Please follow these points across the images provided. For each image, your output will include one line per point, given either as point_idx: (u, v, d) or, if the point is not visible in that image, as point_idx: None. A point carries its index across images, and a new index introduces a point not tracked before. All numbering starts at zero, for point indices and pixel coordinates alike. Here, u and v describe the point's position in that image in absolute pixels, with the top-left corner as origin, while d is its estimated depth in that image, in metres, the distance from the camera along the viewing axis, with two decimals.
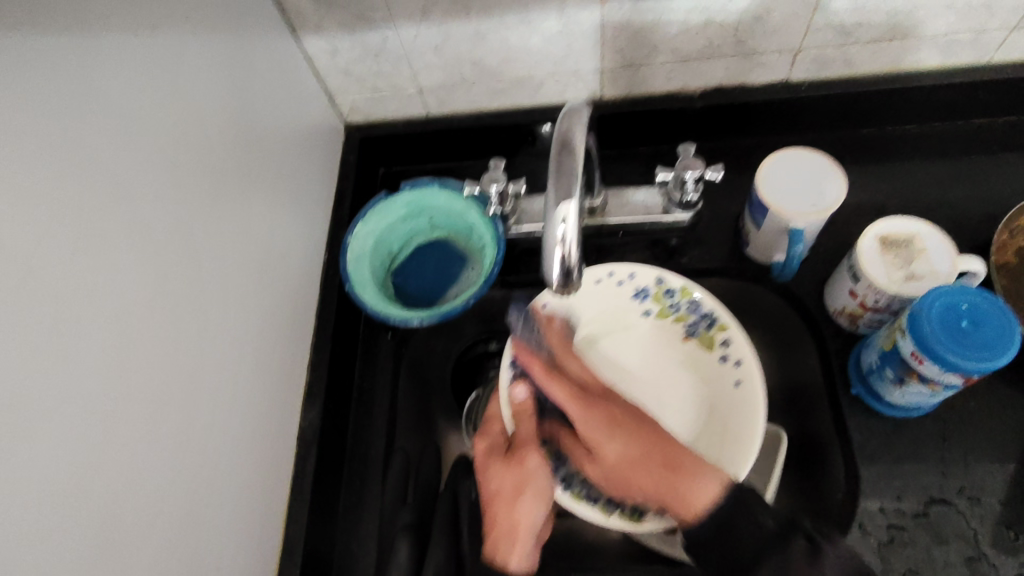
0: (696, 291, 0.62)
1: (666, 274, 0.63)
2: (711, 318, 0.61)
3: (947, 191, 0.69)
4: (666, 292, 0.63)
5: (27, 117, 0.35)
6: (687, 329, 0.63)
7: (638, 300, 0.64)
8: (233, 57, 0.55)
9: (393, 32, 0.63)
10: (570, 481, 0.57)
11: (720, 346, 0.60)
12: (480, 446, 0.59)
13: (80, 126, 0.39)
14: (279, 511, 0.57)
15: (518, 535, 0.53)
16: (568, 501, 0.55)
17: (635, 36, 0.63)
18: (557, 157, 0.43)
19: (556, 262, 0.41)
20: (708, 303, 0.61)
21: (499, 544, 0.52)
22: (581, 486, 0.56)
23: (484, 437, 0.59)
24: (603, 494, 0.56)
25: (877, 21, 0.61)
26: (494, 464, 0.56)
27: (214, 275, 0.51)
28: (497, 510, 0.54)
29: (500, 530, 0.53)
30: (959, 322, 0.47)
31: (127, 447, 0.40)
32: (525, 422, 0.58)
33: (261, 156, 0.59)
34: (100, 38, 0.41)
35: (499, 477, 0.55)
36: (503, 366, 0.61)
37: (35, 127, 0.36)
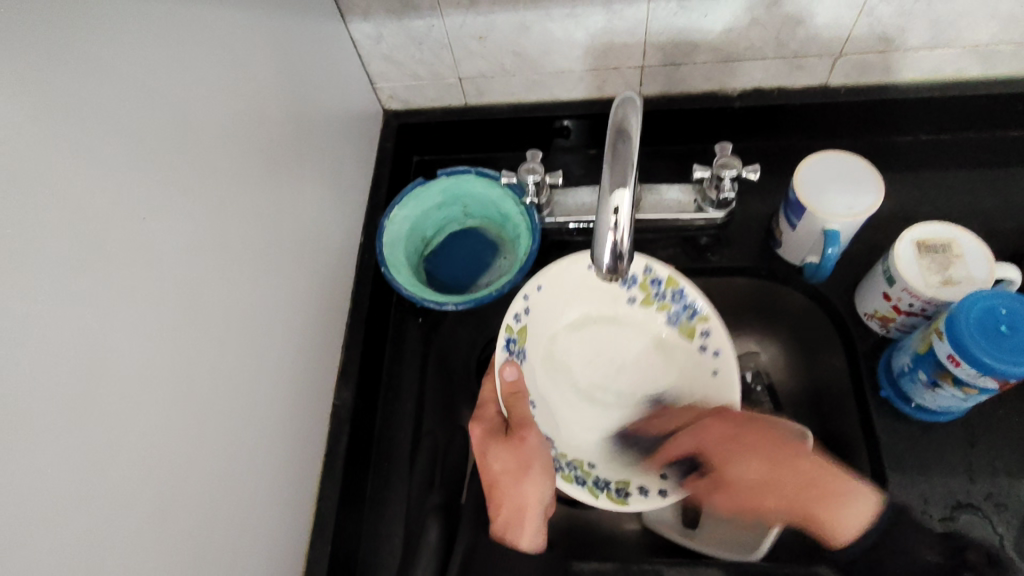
0: (683, 281, 0.60)
1: (653, 263, 0.61)
2: (694, 309, 0.60)
3: (980, 200, 0.69)
4: (652, 281, 0.62)
5: (94, 82, 0.36)
6: (669, 318, 0.63)
7: (627, 288, 0.63)
8: (284, 37, 0.56)
9: (437, 21, 0.64)
10: (558, 465, 0.58)
11: (700, 335, 0.61)
12: (477, 428, 0.60)
13: (139, 95, 0.39)
14: (309, 488, 0.58)
15: (527, 514, 0.56)
16: (560, 481, 0.56)
17: (677, 34, 0.64)
18: (610, 145, 0.43)
19: (608, 248, 0.42)
20: (693, 294, 0.60)
21: (510, 525, 0.56)
22: (568, 470, 0.57)
23: (480, 421, 0.60)
24: (589, 478, 0.57)
25: (919, 29, 0.61)
26: (494, 444, 0.58)
27: (256, 251, 0.52)
28: (503, 489, 0.57)
29: (509, 509, 0.57)
30: (998, 327, 0.47)
31: (168, 413, 0.41)
32: (517, 405, 0.57)
33: (304, 138, 0.60)
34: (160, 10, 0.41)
35: (500, 458, 0.57)
36: (498, 347, 0.59)
37: (101, 92, 0.36)
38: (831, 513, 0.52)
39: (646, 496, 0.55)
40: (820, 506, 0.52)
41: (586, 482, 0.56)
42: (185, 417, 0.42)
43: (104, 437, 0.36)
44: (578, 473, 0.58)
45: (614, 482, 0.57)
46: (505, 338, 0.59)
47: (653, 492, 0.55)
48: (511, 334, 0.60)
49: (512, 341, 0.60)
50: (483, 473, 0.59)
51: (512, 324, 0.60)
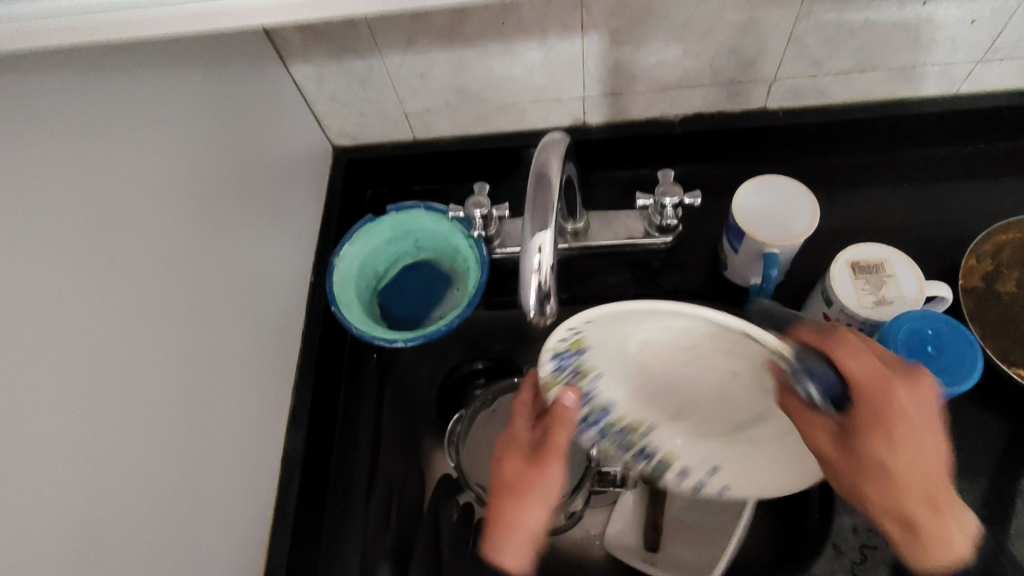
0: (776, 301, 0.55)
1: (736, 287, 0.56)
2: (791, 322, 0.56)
3: (916, 215, 0.71)
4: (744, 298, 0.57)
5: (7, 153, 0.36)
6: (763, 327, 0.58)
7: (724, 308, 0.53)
8: (222, 85, 0.56)
9: (379, 61, 0.64)
10: (604, 433, 0.54)
11: None
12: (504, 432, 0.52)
13: (56, 160, 0.40)
14: (261, 533, 0.58)
15: (522, 534, 0.47)
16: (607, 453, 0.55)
17: (615, 66, 0.65)
18: (532, 187, 0.44)
19: (534, 289, 0.43)
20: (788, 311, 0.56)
21: (497, 542, 0.47)
22: (611, 439, 0.55)
23: (511, 424, 0.52)
24: (636, 446, 0.55)
25: (846, 54, 0.63)
26: (516, 458, 0.50)
27: (200, 299, 0.52)
28: (499, 500, 0.49)
29: (503, 521, 0.48)
30: (924, 347, 0.49)
31: (106, 474, 0.41)
32: (557, 432, 0.49)
33: (249, 182, 0.60)
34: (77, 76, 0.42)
35: (513, 470, 0.49)
36: (541, 364, 0.47)
37: (12, 162, 0.36)
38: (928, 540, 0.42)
39: (683, 479, 0.55)
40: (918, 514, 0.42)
41: (625, 451, 0.56)
42: (123, 475, 0.42)
43: (36, 505, 0.36)
44: (623, 440, 0.55)
45: (663, 453, 0.55)
46: (551, 353, 0.47)
47: (694, 478, 0.55)
48: (560, 349, 0.47)
49: (560, 353, 0.47)
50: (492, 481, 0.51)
51: (557, 345, 0.46)
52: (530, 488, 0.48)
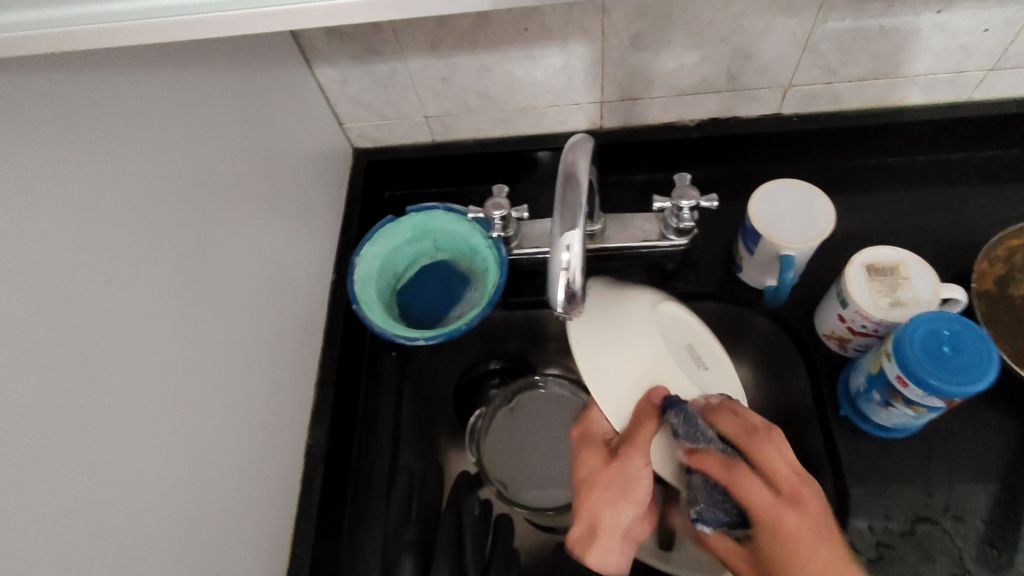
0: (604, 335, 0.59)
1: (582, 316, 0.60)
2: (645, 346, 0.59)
3: (929, 220, 0.72)
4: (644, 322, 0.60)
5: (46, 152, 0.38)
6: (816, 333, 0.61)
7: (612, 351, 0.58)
8: (251, 87, 0.58)
9: (401, 64, 0.66)
10: None
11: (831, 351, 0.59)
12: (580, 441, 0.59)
13: (99, 157, 0.41)
14: (284, 526, 0.58)
15: (603, 531, 0.52)
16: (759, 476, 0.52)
17: (632, 71, 0.66)
18: (561, 186, 0.45)
19: (561, 286, 0.44)
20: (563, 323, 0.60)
21: (583, 539, 0.52)
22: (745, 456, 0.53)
23: (586, 441, 0.58)
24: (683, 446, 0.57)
25: (860, 61, 0.64)
26: (595, 456, 0.56)
27: (227, 296, 0.53)
28: (588, 495, 0.53)
29: (587, 521, 0.52)
30: (941, 348, 0.50)
31: (138, 464, 0.42)
32: (640, 430, 0.53)
33: (274, 183, 0.61)
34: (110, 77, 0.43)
35: (592, 462, 0.55)
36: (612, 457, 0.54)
37: (50, 159, 0.38)
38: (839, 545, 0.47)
39: None
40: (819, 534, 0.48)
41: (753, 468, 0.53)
42: (154, 464, 0.43)
43: (75, 490, 0.37)
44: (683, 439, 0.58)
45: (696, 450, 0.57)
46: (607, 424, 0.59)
47: None
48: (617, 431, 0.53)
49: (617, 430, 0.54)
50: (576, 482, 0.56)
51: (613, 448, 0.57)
52: (607, 474, 0.53)
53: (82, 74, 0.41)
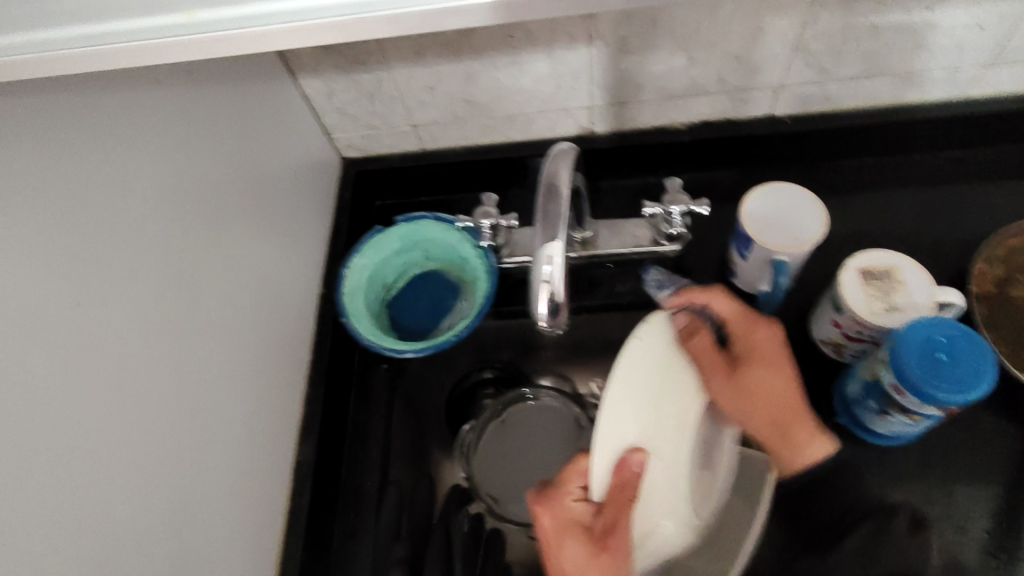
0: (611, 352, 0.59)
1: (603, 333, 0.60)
2: None
3: (926, 220, 0.70)
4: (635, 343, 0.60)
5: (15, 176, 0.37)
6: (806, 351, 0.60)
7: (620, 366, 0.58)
8: (233, 100, 0.57)
9: (387, 74, 0.65)
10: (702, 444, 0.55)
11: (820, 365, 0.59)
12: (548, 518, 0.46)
13: (75, 178, 0.41)
14: (273, 544, 0.58)
15: None
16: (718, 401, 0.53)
17: (621, 76, 0.65)
18: (542, 197, 0.44)
19: (544, 299, 0.43)
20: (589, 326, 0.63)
21: None
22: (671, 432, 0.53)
23: (548, 509, 0.47)
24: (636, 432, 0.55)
25: (854, 60, 0.63)
26: (573, 535, 0.45)
27: (213, 314, 0.53)
28: None
29: None
30: (937, 355, 0.49)
31: (123, 488, 0.41)
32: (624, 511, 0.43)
33: (259, 197, 0.61)
34: (86, 98, 0.43)
35: (575, 549, 0.44)
36: None
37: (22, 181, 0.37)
38: (794, 455, 0.52)
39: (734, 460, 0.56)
40: (794, 447, 0.52)
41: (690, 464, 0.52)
42: (138, 488, 0.43)
43: (55, 518, 0.36)
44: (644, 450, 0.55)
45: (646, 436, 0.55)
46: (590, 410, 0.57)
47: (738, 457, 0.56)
48: None
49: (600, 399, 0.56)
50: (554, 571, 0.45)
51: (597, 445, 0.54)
52: (597, 572, 0.43)
53: (54, 94, 0.41)
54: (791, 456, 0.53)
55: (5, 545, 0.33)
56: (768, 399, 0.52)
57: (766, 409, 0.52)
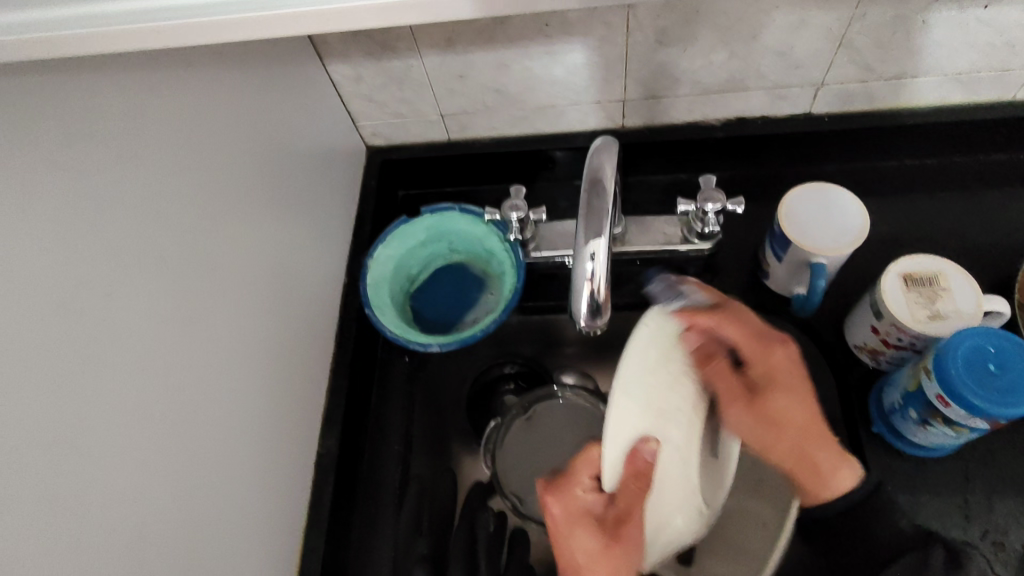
0: None
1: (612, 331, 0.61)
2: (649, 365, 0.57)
3: (967, 225, 0.68)
4: None
5: (42, 158, 0.36)
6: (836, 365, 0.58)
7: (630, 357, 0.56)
8: (261, 86, 0.56)
9: (416, 61, 0.63)
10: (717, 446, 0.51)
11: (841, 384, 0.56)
12: (557, 504, 0.45)
13: (108, 161, 0.40)
14: (293, 537, 0.57)
15: None
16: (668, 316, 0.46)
17: (656, 69, 0.64)
18: (586, 193, 0.43)
19: (585, 298, 0.42)
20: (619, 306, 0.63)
21: None
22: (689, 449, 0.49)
23: (560, 496, 0.45)
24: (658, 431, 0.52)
25: (898, 58, 0.61)
26: (584, 526, 0.43)
27: (237, 303, 0.52)
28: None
29: None
30: (984, 366, 0.47)
31: (148, 480, 0.41)
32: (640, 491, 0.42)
33: (284, 184, 0.59)
34: (114, 81, 0.42)
35: (586, 541, 0.42)
36: None
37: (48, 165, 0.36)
38: (819, 485, 0.48)
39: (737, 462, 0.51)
40: (817, 474, 0.48)
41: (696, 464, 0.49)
42: (162, 479, 0.42)
43: (81, 510, 0.36)
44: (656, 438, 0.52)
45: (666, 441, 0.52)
46: None
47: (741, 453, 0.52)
48: None
49: None
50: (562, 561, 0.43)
51: None
52: (608, 564, 0.42)
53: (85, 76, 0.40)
54: (817, 488, 0.48)
55: (33, 538, 0.32)
56: (794, 441, 0.48)
57: (785, 446, 0.48)
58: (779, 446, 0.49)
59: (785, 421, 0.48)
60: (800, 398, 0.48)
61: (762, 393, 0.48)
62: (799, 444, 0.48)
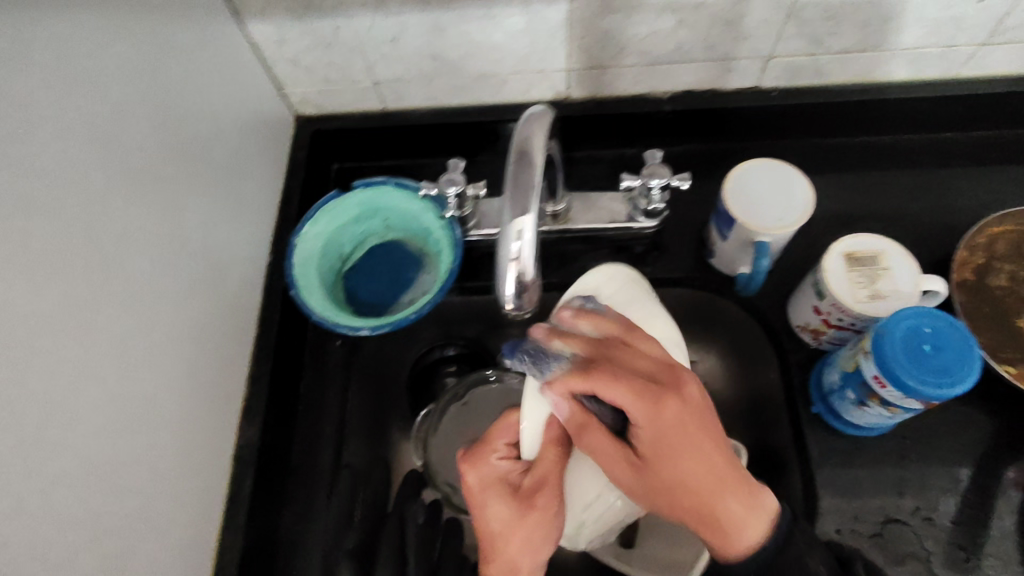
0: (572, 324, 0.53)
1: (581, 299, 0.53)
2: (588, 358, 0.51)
3: (909, 203, 0.68)
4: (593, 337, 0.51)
5: None
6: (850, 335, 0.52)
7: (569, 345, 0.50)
8: (166, 42, 0.50)
9: (345, 21, 0.58)
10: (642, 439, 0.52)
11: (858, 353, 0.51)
12: (473, 475, 0.47)
13: None
14: (211, 535, 0.53)
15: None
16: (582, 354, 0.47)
17: (602, 37, 0.60)
18: (512, 166, 0.40)
19: (511, 280, 0.40)
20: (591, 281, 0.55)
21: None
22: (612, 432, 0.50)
23: (476, 465, 0.47)
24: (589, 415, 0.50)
25: (848, 30, 0.59)
26: (496, 493, 0.46)
27: (141, 284, 0.47)
28: (501, 547, 0.44)
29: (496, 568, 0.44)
30: (921, 346, 0.47)
31: (31, 481, 0.36)
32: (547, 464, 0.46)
33: (198, 155, 0.54)
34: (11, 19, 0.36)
35: (498, 509, 0.45)
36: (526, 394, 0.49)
37: None
38: (733, 527, 0.41)
39: None
40: (727, 530, 0.41)
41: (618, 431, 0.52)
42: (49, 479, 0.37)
43: None
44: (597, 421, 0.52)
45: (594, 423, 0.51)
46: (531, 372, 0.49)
47: None
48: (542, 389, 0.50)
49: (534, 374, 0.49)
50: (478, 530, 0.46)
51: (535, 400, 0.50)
52: (520, 531, 0.44)
53: None
54: (722, 537, 0.42)
55: None
56: (687, 491, 0.42)
57: (675, 504, 0.43)
58: (682, 504, 0.42)
59: (688, 491, 0.42)
60: (704, 457, 0.42)
61: (680, 409, 0.42)
62: (679, 494, 0.42)
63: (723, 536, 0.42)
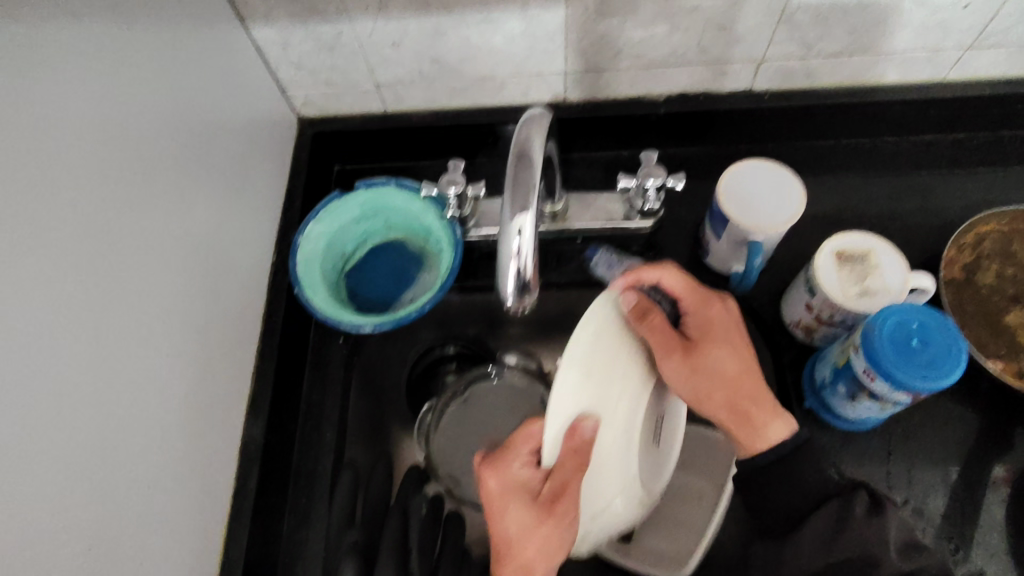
0: None
1: None
2: None
3: (898, 203, 0.70)
4: None
5: None
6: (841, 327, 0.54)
7: None
8: (173, 46, 0.52)
9: (347, 26, 0.60)
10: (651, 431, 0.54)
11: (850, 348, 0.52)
12: (491, 481, 0.48)
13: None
14: (217, 529, 0.54)
15: None
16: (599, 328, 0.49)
17: (599, 41, 0.62)
18: (512, 166, 0.41)
19: (512, 276, 0.41)
20: None
21: None
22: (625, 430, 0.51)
23: (497, 472, 0.48)
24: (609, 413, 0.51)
25: (838, 35, 0.61)
26: (517, 500, 0.47)
27: (149, 282, 0.48)
28: (518, 550, 0.46)
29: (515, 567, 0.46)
30: (909, 341, 0.48)
31: (46, 471, 0.37)
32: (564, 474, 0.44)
33: (204, 156, 0.55)
34: (19, 27, 0.38)
35: (518, 516, 0.46)
36: None
37: None
38: (761, 429, 0.50)
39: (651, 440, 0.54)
40: (754, 425, 0.50)
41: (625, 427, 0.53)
42: (63, 471, 0.38)
43: None
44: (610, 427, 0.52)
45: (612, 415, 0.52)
46: None
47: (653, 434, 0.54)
48: None
49: None
50: (493, 533, 0.47)
51: None
52: (537, 538, 0.45)
53: None
54: (752, 444, 0.50)
55: None
56: (734, 390, 0.50)
57: (723, 398, 0.50)
58: (718, 398, 0.50)
59: (734, 389, 0.50)
60: (731, 357, 0.51)
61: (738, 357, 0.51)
62: (737, 390, 0.51)
63: (750, 437, 0.50)
